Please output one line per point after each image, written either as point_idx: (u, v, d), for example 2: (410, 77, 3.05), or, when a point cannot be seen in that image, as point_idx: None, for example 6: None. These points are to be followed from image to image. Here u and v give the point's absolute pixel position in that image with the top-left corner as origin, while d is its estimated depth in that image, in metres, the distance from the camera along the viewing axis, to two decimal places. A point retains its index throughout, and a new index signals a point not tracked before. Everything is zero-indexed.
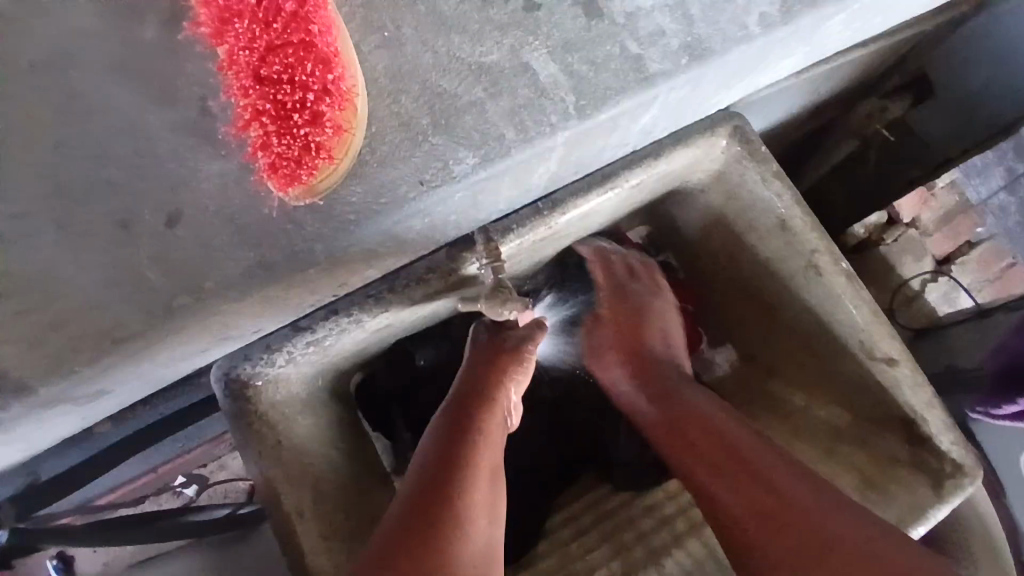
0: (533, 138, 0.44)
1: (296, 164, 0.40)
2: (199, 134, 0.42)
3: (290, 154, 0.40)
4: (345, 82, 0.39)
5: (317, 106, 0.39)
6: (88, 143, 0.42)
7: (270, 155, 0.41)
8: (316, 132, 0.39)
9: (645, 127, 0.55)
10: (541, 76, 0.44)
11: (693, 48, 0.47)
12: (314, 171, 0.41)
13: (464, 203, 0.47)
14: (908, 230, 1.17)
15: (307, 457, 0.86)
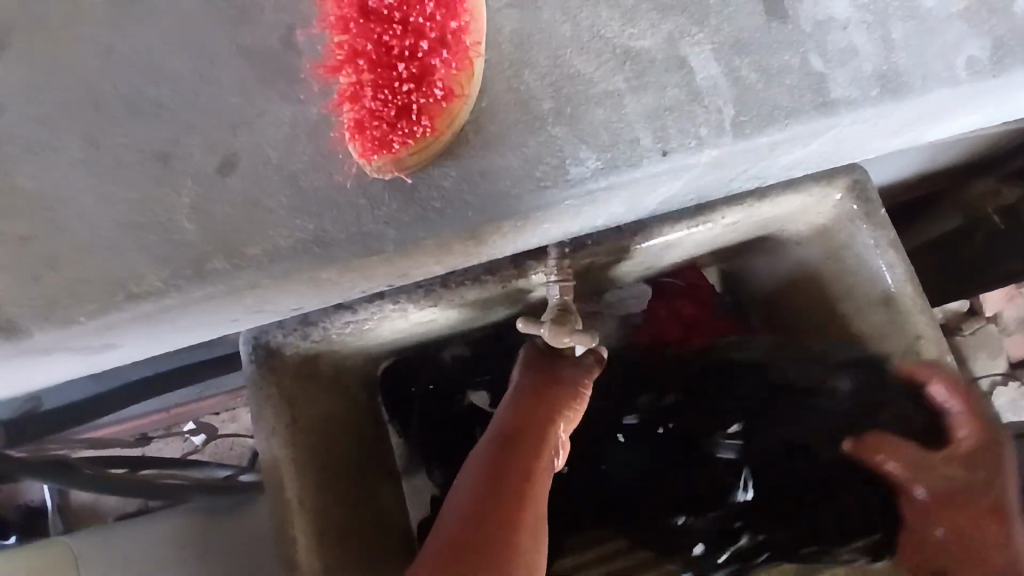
0: (674, 151, 0.36)
1: (390, 126, 0.33)
2: (276, 77, 0.39)
3: (386, 113, 0.33)
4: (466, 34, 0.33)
5: (429, 58, 0.32)
6: (154, 70, 0.39)
7: (360, 110, 0.33)
8: (421, 92, 0.32)
9: (789, 163, 0.47)
10: (699, 77, 0.37)
11: (888, 79, 0.39)
12: (410, 140, 0.33)
13: (572, 214, 0.39)
14: (988, 324, 1.16)
15: (320, 439, 0.78)
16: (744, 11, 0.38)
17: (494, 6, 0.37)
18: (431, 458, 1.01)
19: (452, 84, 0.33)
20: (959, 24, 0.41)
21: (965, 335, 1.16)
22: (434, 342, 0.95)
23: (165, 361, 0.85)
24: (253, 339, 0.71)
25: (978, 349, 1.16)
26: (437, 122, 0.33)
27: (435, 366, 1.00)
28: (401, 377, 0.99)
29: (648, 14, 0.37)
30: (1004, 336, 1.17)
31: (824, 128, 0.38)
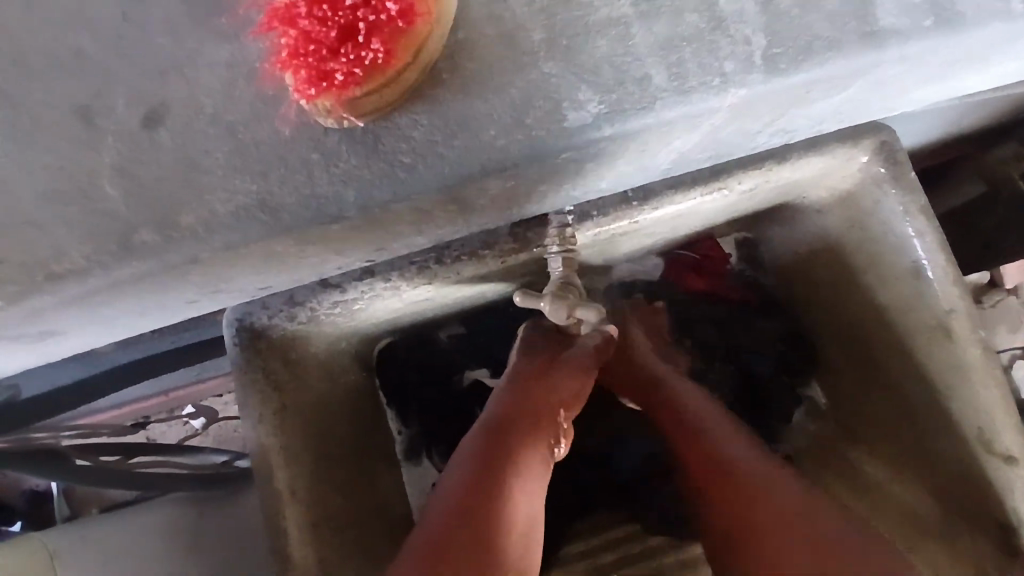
0: (693, 90, 0.30)
1: (330, 51, 0.27)
2: (219, 16, 0.34)
3: (324, 34, 0.28)
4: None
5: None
6: (74, 10, 0.34)
7: (293, 34, 0.28)
8: (368, 8, 0.27)
9: (820, 114, 0.40)
10: (721, 1, 0.31)
11: (942, 7, 0.33)
12: (355, 70, 0.28)
13: (565, 173, 0.34)
14: (1009, 297, 1.09)
15: (312, 422, 0.74)
16: None
17: None
18: (430, 441, 0.97)
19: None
20: None
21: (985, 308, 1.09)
22: (433, 321, 0.90)
23: (143, 346, 0.79)
24: (234, 319, 0.66)
25: (998, 323, 1.09)
26: (390, 48, 0.28)
27: (432, 343, 0.96)
28: (397, 359, 0.93)
29: None
30: None
31: (869, 65, 0.32)
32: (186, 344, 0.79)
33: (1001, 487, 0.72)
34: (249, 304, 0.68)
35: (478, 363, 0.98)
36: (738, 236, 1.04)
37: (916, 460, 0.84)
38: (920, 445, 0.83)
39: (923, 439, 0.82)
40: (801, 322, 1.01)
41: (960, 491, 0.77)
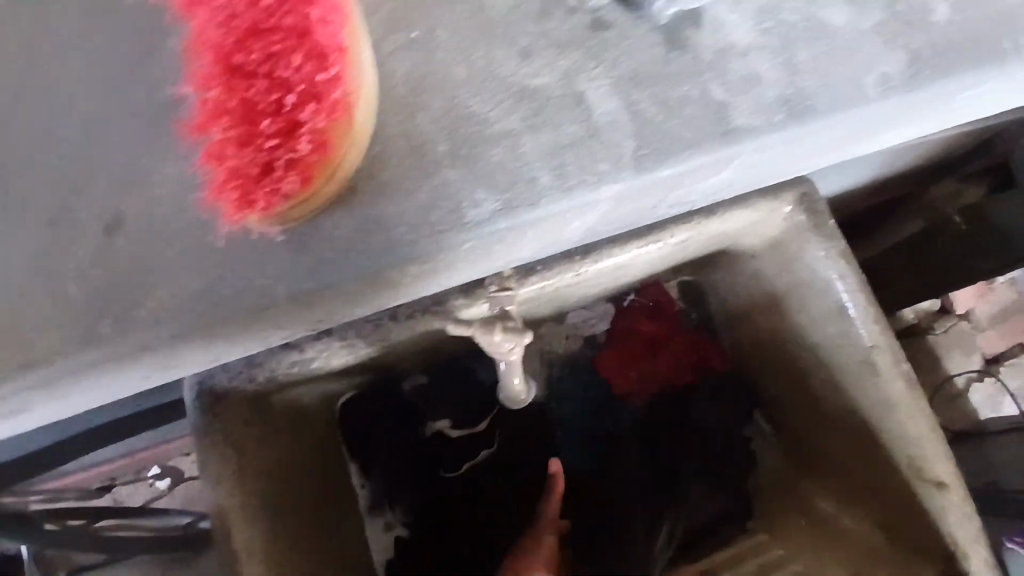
0: (572, 188, 0.35)
1: (255, 184, 0.32)
2: (171, 132, 0.39)
3: (250, 169, 0.32)
4: (340, 86, 0.32)
5: (295, 112, 0.32)
6: (50, 132, 0.40)
7: (224, 167, 0.33)
8: (286, 147, 0.32)
9: (716, 186, 0.45)
10: (597, 113, 0.36)
11: (792, 103, 0.37)
12: (279, 199, 0.33)
13: (479, 256, 0.39)
14: (960, 321, 1.17)
15: (273, 479, 0.75)
16: (641, 42, 0.37)
17: (386, 49, 0.36)
18: (394, 492, 0.99)
19: (326, 139, 0.32)
20: (873, 40, 0.39)
21: (938, 333, 1.18)
22: (396, 374, 0.93)
23: (109, 412, 0.81)
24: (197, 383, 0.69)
25: (953, 346, 1.17)
26: (308, 176, 0.32)
27: (391, 393, 0.98)
28: (359, 412, 0.96)
29: (545, 51, 0.37)
30: (976, 332, 1.17)
31: (726, 156, 0.37)
32: (148, 409, 0.80)
33: (935, 513, 0.77)
34: (212, 369, 0.72)
35: (441, 414, 1.02)
36: (683, 281, 1.07)
37: (862, 490, 0.89)
38: (864, 476, 0.88)
39: (867, 470, 0.87)
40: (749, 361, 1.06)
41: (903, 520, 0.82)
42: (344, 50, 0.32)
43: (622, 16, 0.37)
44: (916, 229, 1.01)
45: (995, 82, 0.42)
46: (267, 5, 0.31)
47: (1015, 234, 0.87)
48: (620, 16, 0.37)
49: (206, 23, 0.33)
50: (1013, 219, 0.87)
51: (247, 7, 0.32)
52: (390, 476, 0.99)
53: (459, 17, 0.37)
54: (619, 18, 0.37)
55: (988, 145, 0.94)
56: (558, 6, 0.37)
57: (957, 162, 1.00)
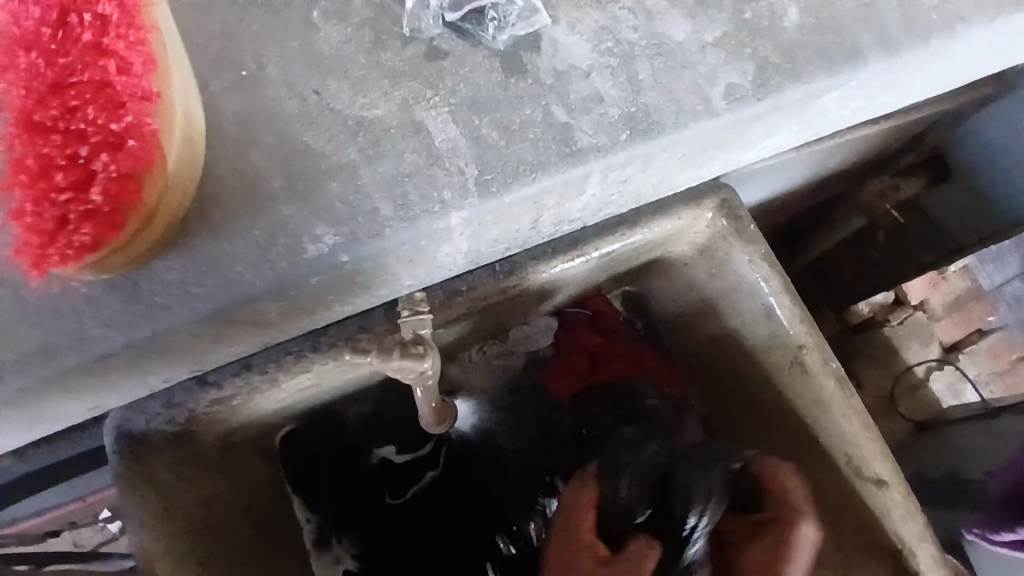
0: (416, 217, 0.35)
1: (47, 240, 0.31)
2: None
3: (44, 225, 0.31)
4: (135, 135, 0.31)
5: (89, 163, 0.31)
6: None
7: (19, 226, 0.31)
8: (78, 200, 0.31)
9: (590, 204, 0.46)
10: (437, 140, 0.36)
11: (636, 121, 0.38)
12: (72, 252, 0.31)
13: (336, 291, 0.38)
14: (915, 312, 1.34)
15: (200, 520, 0.74)
16: (478, 67, 0.38)
17: (216, 89, 0.37)
18: (339, 524, 0.97)
19: (127, 186, 0.31)
20: (715, 53, 0.40)
21: (894, 325, 1.33)
22: (336, 404, 0.91)
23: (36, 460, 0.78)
24: (118, 423, 0.67)
25: (910, 338, 1.34)
26: (112, 226, 0.31)
27: (334, 424, 0.96)
28: (301, 445, 0.94)
29: (378, 82, 0.37)
30: (932, 321, 1.35)
31: (579, 175, 0.38)
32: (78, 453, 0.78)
33: (880, 510, 0.80)
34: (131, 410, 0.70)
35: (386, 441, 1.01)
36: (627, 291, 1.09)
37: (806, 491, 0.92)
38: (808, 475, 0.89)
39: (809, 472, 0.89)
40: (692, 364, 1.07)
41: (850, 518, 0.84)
42: (150, 98, 0.32)
43: (458, 45, 0.38)
44: (857, 228, 1.11)
45: (857, 79, 0.43)
46: (66, 60, 0.31)
47: (949, 229, 0.98)
48: (454, 43, 0.38)
49: (7, 83, 0.32)
50: (950, 218, 0.97)
51: (49, 65, 0.31)
52: (335, 509, 0.98)
53: (290, 51, 0.37)
54: (454, 46, 0.38)
55: (918, 141, 1.01)
56: (392, 37, 0.38)
57: (890, 158, 1.05)
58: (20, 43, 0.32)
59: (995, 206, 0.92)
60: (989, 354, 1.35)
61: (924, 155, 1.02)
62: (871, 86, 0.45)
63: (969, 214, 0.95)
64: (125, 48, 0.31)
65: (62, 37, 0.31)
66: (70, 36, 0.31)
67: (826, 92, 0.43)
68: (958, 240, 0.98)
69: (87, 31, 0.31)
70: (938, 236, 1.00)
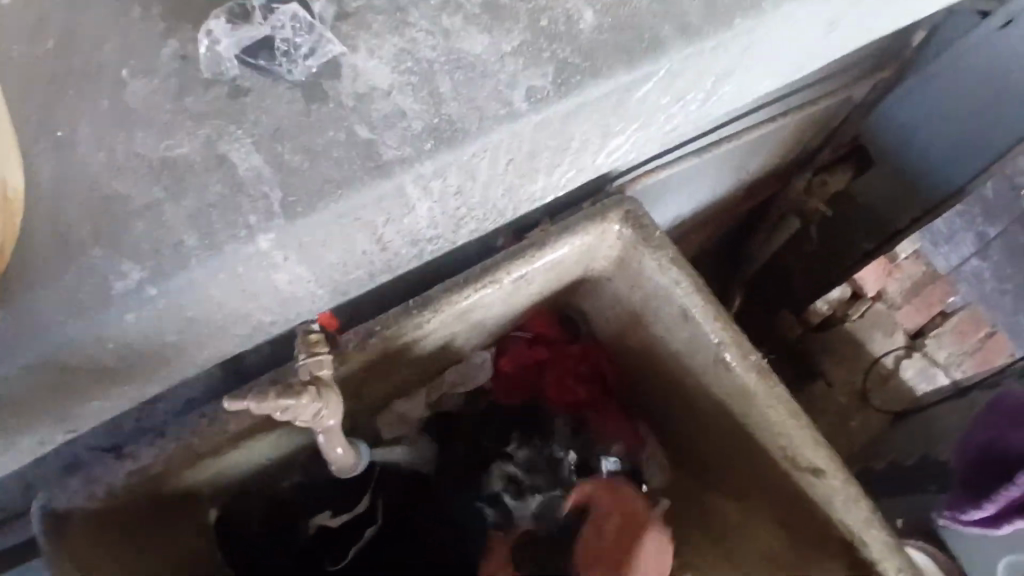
0: (220, 243, 0.35)
1: None
2: None
3: None
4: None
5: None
6: None
7: None
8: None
9: (438, 220, 0.47)
10: (239, 169, 0.36)
11: (440, 130, 0.39)
12: None
13: (176, 326, 0.39)
14: None
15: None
16: (282, 100, 0.37)
17: (35, 152, 0.37)
18: None
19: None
20: (513, 60, 0.41)
21: None
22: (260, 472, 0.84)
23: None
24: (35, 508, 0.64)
25: None
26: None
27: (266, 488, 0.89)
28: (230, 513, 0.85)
29: (183, 123, 0.37)
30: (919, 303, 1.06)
31: (389, 189, 0.38)
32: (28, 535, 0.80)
33: (823, 500, 0.78)
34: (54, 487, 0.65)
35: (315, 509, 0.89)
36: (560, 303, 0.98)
37: (757, 492, 0.90)
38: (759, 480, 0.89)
39: (755, 469, 0.88)
40: (633, 381, 1.03)
41: (802, 514, 0.83)
42: None
43: (258, 80, 0.38)
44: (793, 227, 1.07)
45: (667, 71, 0.45)
46: None
47: (882, 212, 0.98)
48: (255, 81, 0.38)
49: None
50: (879, 201, 0.97)
51: None
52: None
53: (103, 110, 0.38)
54: (255, 82, 0.38)
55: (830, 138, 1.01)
56: (196, 82, 0.38)
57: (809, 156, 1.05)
58: None
59: (922, 179, 0.92)
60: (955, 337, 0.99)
61: (845, 148, 1.00)
62: (699, 70, 0.48)
63: (901, 193, 0.95)
64: None
65: None
66: None
67: (640, 86, 0.45)
68: (895, 221, 0.97)
69: None
70: (873, 221, 0.99)
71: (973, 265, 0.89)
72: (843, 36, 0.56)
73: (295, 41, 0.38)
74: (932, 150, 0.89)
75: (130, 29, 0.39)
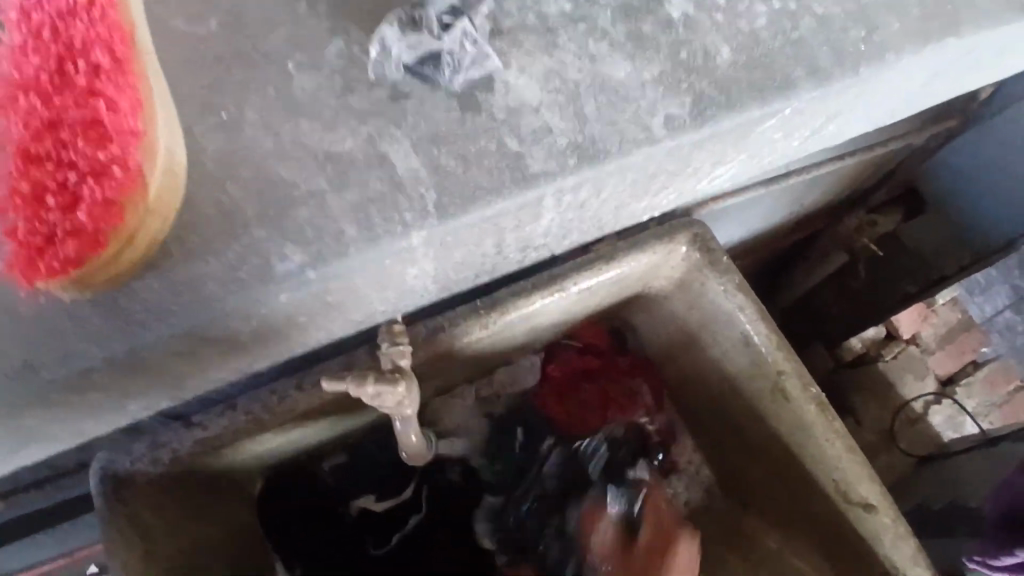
0: (380, 238, 0.37)
1: (42, 253, 0.31)
2: None
3: (34, 242, 0.31)
4: (120, 163, 0.31)
5: (77, 188, 0.31)
6: None
7: (14, 242, 0.32)
8: (66, 220, 0.31)
9: (553, 231, 0.49)
10: (400, 169, 0.38)
11: (584, 149, 0.40)
12: (68, 265, 0.31)
13: (313, 308, 0.40)
14: (907, 347, 1.04)
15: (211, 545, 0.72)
16: (440, 108, 0.39)
17: (197, 130, 0.37)
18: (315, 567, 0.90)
19: (110, 209, 0.31)
20: (655, 88, 0.43)
21: (887, 360, 1.07)
22: (308, 454, 0.84)
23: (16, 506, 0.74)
24: (96, 466, 0.62)
25: (904, 372, 1.05)
26: (93, 242, 0.31)
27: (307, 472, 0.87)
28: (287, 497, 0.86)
29: (347, 120, 0.38)
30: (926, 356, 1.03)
31: (532, 200, 0.40)
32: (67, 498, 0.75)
33: (872, 537, 0.77)
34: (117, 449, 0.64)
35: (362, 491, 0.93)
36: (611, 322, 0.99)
37: (798, 522, 0.89)
38: (803, 515, 0.87)
39: (799, 499, 0.87)
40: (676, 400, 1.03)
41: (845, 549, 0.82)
42: (136, 136, 0.32)
43: (419, 85, 0.39)
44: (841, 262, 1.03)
45: (791, 109, 0.47)
46: (63, 97, 0.32)
47: (932, 256, 0.95)
48: (416, 85, 0.40)
49: (8, 117, 0.33)
50: (931, 244, 0.95)
51: (43, 100, 0.32)
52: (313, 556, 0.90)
53: (268, 97, 0.38)
54: (415, 88, 0.39)
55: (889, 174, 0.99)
56: (360, 81, 0.39)
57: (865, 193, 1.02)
58: (21, 83, 0.33)
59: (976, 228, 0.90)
60: (986, 386, 0.98)
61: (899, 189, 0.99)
62: (812, 115, 0.50)
63: (953, 237, 0.93)
64: (114, 90, 0.32)
65: (58, 79, 0.32)
66: (67, 83, 0.32)
67: (762, 122, 0.47)
68: (942, 268, 0.94)
69: (82, 74, 0.32)
70: (921, 266, 0.96)
71: (1006, 316, 0.87)
72: (944, 93, 0.58)
73: (460, 54, 0.39)
74: (984, 201, 0.87)
75: (294, 22, 0.40)
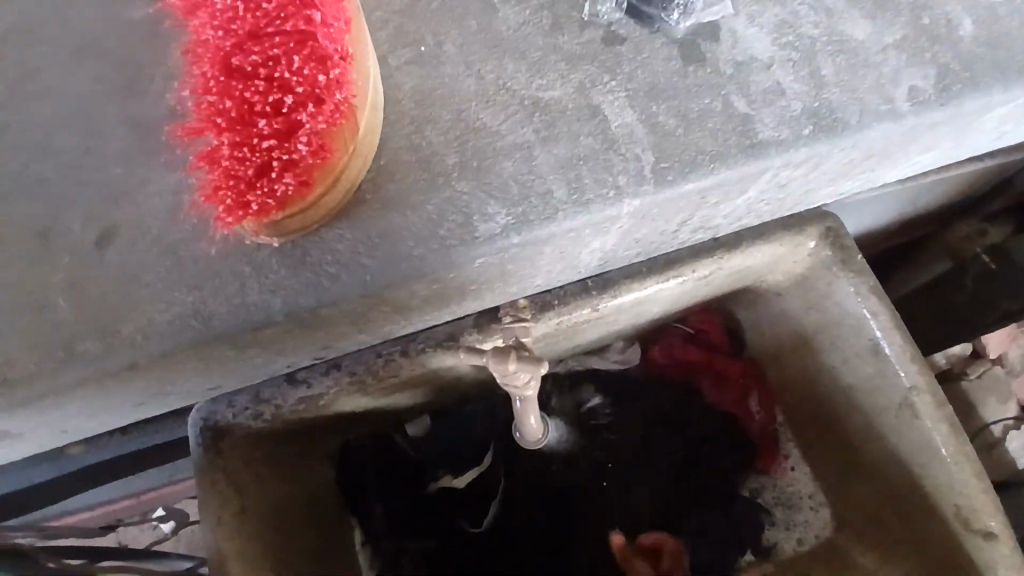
0: (590, 202, 0.32)
1: (249, 185, 0.27)
2: (147, 147, 0.34)
3: (244, 171, 0.27)
4: (342, 89, 0.27)
5: (294, 114, 0.27)
6: (29, 136, 0.35)
7: (217, 172, 0.28)
8: (282, 148, 0.27)
9: (735, 211, 0.43)
10: (613, 125, 0.33)
11: (821, 117, 0.34)
12: (278, 201, 0.27)
13: (490, 277, 0.36)
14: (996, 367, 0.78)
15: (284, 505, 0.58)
16: (660, 55, 0.34)
17: (394, 63, 0.34)
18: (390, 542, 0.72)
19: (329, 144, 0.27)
20: (898, 54, 0.36)
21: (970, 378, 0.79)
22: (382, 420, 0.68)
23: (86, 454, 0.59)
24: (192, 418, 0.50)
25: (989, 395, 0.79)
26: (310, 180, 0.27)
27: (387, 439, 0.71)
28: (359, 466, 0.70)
29: (555, 64, 0.34)
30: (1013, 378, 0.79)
31: (753, 172, 0.34)
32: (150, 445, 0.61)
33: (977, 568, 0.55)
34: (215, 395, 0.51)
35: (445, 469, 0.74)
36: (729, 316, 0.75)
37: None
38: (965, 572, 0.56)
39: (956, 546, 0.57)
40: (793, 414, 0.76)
41: None
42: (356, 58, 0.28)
43: (635, 30, 0.35)
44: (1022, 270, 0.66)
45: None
46: (268, 5, 0.27)
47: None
48: (632, 30, 0.35)
49: (202, 22, 0.28)
50: None
51: (248, 8, 0.27)
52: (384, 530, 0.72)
53: (470, 32, 0.34)
54: (632, 33, 0.35)
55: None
56: (572, 21, 0.35)
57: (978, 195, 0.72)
58: None
59: None
60: None
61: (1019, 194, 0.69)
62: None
63: None
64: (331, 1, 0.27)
65: None
66: None
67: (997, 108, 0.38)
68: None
69: None
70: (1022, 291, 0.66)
71: None
72: None
73: None
74: None
75: None
